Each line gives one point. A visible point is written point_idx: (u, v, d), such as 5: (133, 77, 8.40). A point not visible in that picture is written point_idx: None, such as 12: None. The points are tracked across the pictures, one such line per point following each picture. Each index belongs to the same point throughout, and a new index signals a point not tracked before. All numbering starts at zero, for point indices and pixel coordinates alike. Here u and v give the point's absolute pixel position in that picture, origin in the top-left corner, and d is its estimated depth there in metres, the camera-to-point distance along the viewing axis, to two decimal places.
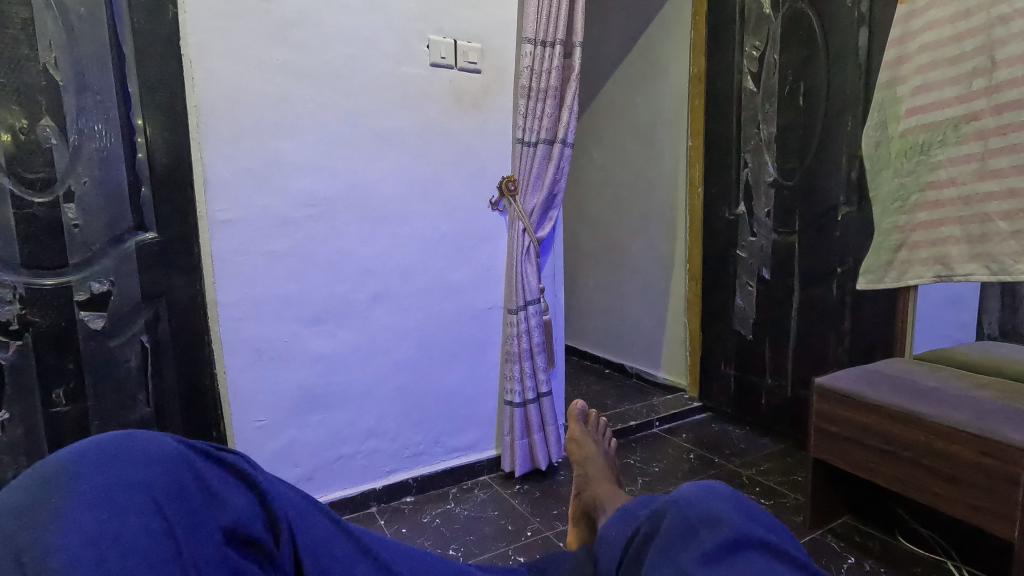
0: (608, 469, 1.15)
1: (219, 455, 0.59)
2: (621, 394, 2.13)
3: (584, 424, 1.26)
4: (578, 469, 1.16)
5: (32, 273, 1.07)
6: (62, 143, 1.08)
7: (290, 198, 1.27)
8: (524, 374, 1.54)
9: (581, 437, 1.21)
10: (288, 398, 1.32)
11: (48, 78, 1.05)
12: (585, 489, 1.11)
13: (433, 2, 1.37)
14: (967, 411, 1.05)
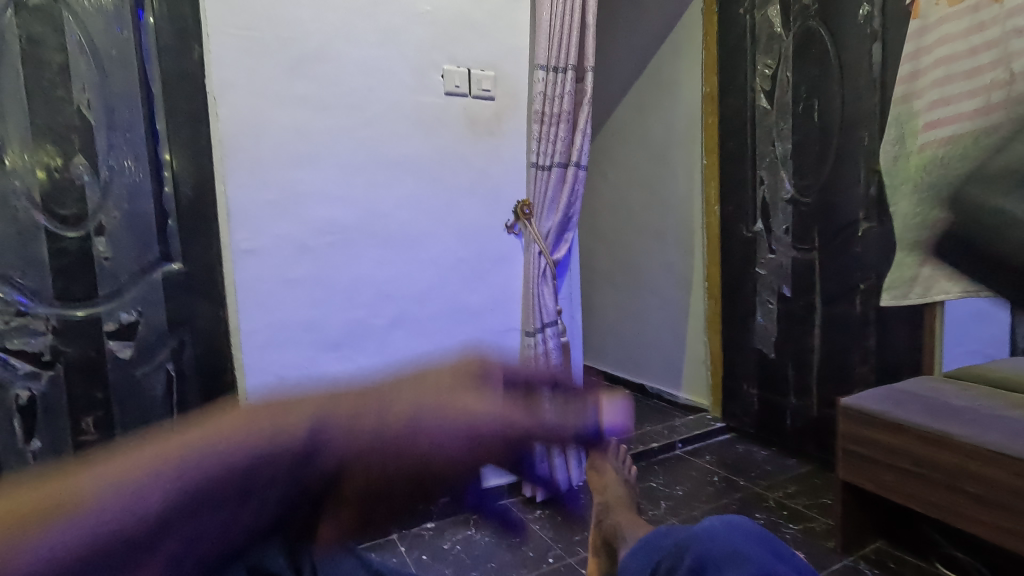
0: (627, 495, 1.14)
1: None
2: (642, 415, 2.10)
3: None
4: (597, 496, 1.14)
5: (64, 304, 1.11)
6: (94, 179, 1.12)
7: (310, 226, 1.30)
8: None
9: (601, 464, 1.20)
10: None
11: (81, 117, 1.10)
12: (604, 515, 1.09)
13: (447, 32, 1.40)
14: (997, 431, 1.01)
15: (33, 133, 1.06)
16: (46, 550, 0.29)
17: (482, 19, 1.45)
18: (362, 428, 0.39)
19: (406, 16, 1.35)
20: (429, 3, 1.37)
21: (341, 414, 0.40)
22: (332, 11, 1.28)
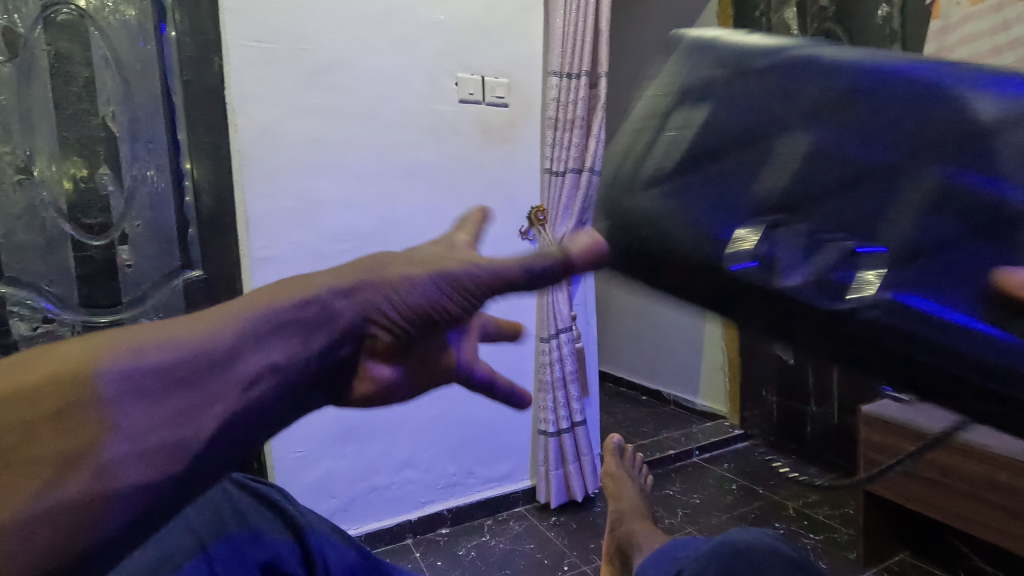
0: (643, 504, 1.12)
1: (255, 488, 0.61)
2: (658, 422, 2.08)
3: (620, 457, 1.22)
4: (611, 503, 1.12)
5: (89, 310, 1.15)
6: (118, 189, 1.15)
7: (326, 234, 1.32)
8: (558, 404, 1.52)
9: (617, 473, 1.18)
10: (324, 429, 1.31)
11: (106, 129, 1.13)
12: (618, 523, 1.08)
13: (461, 39, 1.41)
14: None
15: (61, 146, 1.10)
16: (149, 355, 0.27)
17: (496, 26, 1.45)
18: (372, 283, 0.37)
19: (420, 25, 1.36)
20: (443, 13, 1.38)
21: (345, 277, 0.37)
22: (348, 21, 1.29)
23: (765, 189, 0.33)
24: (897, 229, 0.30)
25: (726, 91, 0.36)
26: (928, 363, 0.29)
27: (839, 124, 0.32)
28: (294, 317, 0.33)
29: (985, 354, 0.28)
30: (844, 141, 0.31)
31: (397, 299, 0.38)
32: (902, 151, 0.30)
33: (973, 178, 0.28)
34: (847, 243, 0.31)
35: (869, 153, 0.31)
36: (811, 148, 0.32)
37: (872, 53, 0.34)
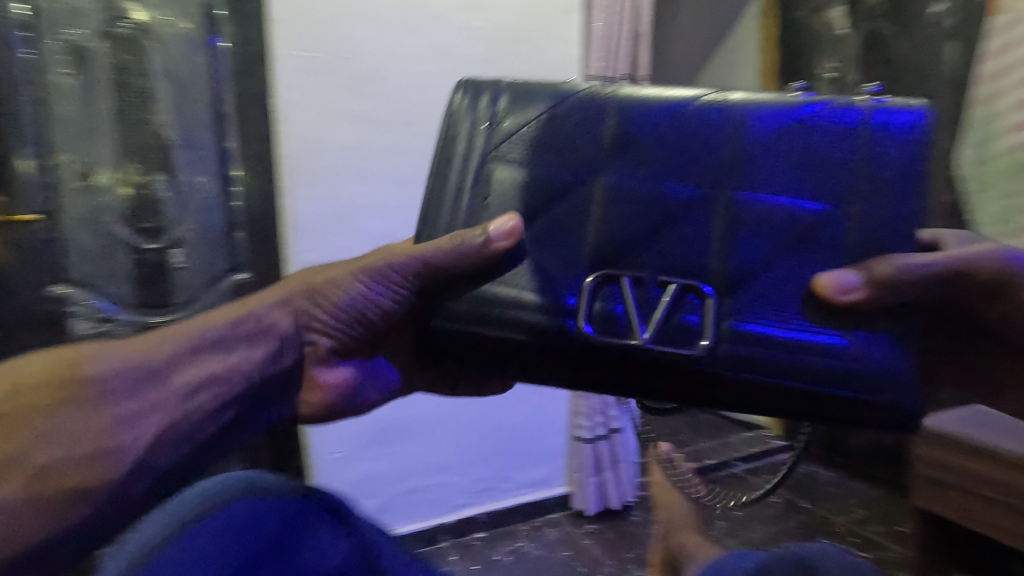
0: (692, 517, 1.10)
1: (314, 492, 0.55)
2: (696, 430, 2.05)
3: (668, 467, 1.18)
4: (660, 515, 1.10)
5: (143, 310, 1.21)
6: (170, 194, 1.20)
7: (366, 239, 1.36)
8: (595, 410, 1.50)
9: (665, 482, 1.14)
10: (362, 431, 1.33)
11: (160, 136, 1.18)
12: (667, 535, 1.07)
13: (501, 45, 1.42)
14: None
15: (119, 153, 1.15)
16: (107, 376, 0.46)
17: (535, 31, 1.45)
18: (297, 297, 0.63)
19: (461, 31, 1.37)
20: (482, 19, 1.39)
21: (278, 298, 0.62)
22: (389, 30, 1.31)
23: (623, 243, 0.58)
24: (722, 255, 0.56)
25: (551, 161, 0.61)
26: (792, 383, 0.53)
27: (654, 164, 0.58)
28: (218, 333, 0.55)
29: (827, 355, 0.53)
30: (664, 185, 0.57)
31: (331, 306, 0.63)
32: (703, 184, 0.56)
33: (756, 199, 0.55)
34: (676, 288, 0.56)
35: (679, 190, 0.57)
36: (649, 199, 0.58)
37: (655, 100, 0.59)
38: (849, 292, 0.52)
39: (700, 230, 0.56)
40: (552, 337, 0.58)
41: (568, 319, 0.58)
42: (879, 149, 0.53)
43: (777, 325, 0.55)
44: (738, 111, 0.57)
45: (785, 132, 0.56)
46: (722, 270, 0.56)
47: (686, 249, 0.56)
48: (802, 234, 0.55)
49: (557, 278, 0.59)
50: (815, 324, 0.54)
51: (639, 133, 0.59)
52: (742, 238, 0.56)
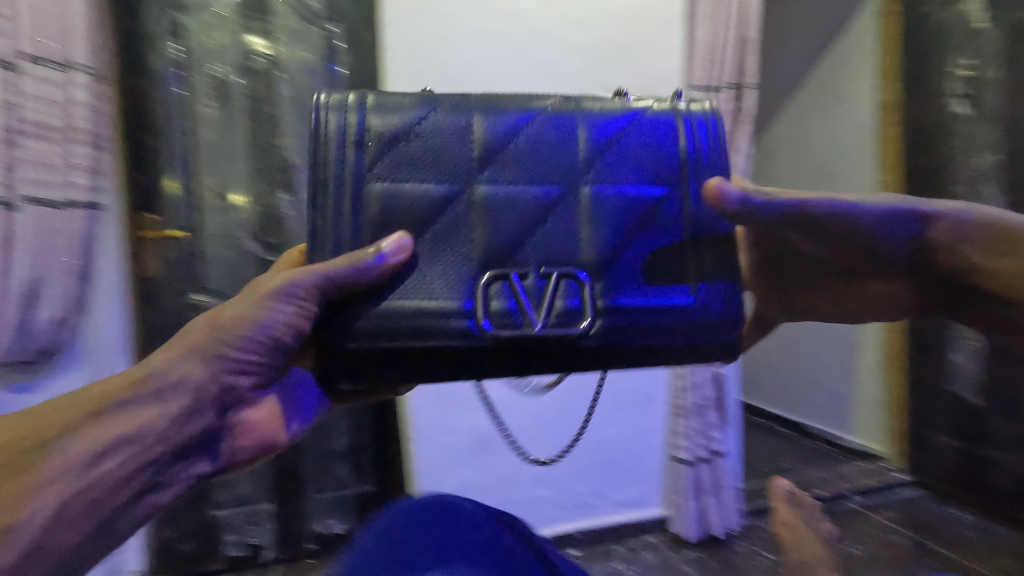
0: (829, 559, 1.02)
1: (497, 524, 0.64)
2: (804, 458, 1.94)
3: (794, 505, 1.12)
4: (795, 555, 1.02)
5: None
6: (292, 212, 1.30)
7: None
8: (696, 431, 1.44)
9: (795, 522, 1.07)
10: (461, 440, 1.37)
11: (284, 159, 1.29)
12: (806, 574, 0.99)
13: (600, 58, 1.42)
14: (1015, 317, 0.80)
15: (250, 175, 1.27)
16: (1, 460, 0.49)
17: (636, 43, 1.44)
18: (201, 344, 0.59)
19: (562, 47, 1.39)
20: (582, 34, 1.40)
21: (178, 352, 0.58)
22: (493, 49, 1.35)
23: (504, 242, 0.71)
24: (589, 241, 0.72)
25: (421, 171, 0.71)
26: (656, 339, 0.72)
27: (520, 168, 0.72)
28: (126, 396, 0.54)
29: (677, 312, 0.73)
30: (535, 188, 0.72)
31: (240, 342, 0.60)
32: (564, 182, 0.73)
33: (610, 192, 0.73)
34: (553, 279, 0.70)
35: (548, 192, 0.72)
36: (527, 197, 0.72)
37: (500, 113, 0.73)
38: (731, 200, 0.70)
39: (568, 224, 0.72)
40: (457, 336, 0.68)
41: (469, 320, 0.68)
42: (688, 149, 0.75)
43: (637, 297, 0.72)
44: (575, 124, 0.74)
45: (616, 140, 0.74)
46: (589, 252, 0.72)
47: (558, 229, 0.72)
48: (644, 210, 0.74)
49: (454, 282, 0.69)
50: (665, 295, 0.73)
51: (508, 141, 0.73)
52: (601, 224, 0.73)
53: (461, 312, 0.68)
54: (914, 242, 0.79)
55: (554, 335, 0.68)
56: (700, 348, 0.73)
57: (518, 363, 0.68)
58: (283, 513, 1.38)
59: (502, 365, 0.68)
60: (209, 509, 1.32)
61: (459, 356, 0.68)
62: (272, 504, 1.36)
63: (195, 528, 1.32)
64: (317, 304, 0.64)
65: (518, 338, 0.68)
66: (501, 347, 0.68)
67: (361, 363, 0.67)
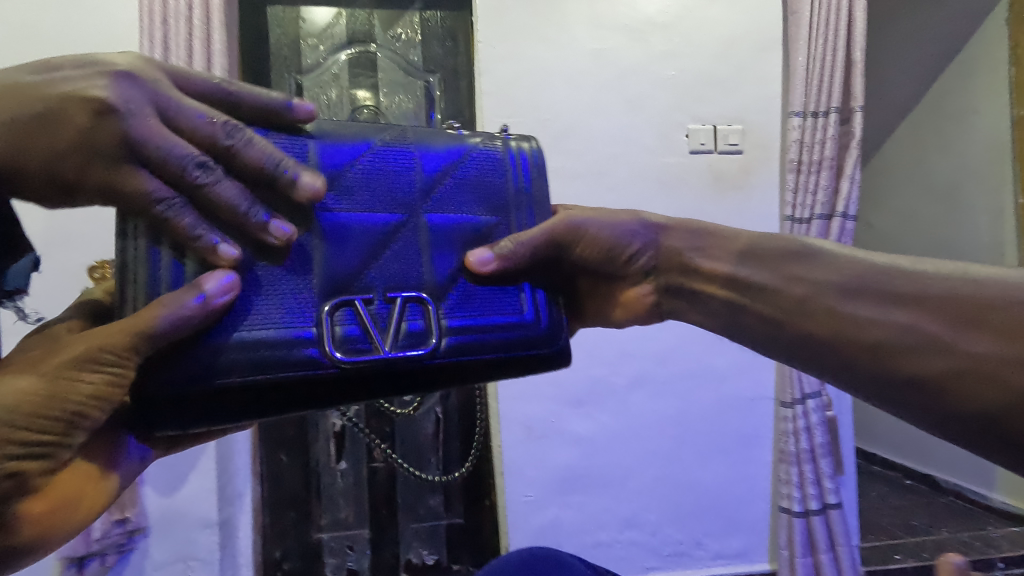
0: None
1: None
2: (937, 516, 1.73)
3: None
4: None
5: None
6: None
7: None
8: (806, 480, 1.33)
9: None
10: (552, 477, 1.35)
11: None
12: None
13: (692, 91, 1.41)
14: (875, 295, 0.48)
15: None
16: None
17: (731, 73, 1.42)
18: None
19: (654, 82, 1.39)
20: (674, 68, 1.40)
21: None
22: (583, 87, 1.37)
23: (345, 272, 0.52)
24: (430, 273, 0.56)
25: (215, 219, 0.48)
26: (494, 355, 0.56)
27: (366, 199, 0.54)
28: None
29: (510, 324, 0.57)
30: (367, 216, 0.54)
31: (43, 414, 0.41)
32: (402, 211, 0.56)
33: (446, 223, 0.57)
34: (400, 300, 0.53)
35: (384, 222, 0.55)
36: (360, 231, 0.53)
37: (336, 133, 0.54)
38: (490, 265, 0.57)
39: (412, 257, 0.55)
40: (296, 368, 0.49)
41: (310, 347, 0.49)
42: (517, 185, 0.61)
43: (464, 308, 0.56)
44: (410, 148, 0.57)
45: (445, 176, 0.58)
46: (435, 288, 0.56)
47: (400, 271, 0.55)
48: (473, 237, 0.58)
49: (287, 308, 0.50)
50: (497, 306, 0.58)
51: (336, 169, 0.53)
52: (437, 257, 0.56)
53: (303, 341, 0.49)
54: (654, 254, 0.65)
55: (411, 358, 0.52)
56: (533, 366, 0.58)
57: (369, 393, 0.51)
58: (378, 539, 1.42)
59: (354, 400, 0.51)
60: (313, 532, 1.40)
61: (299, 393, 0.49)
62: (369, 530, 1.42)
63: (299, 548, 1.40)
64: (136, 358, 0.43)
65: (364, 366, 0.50)
66: (358, 377, 0.51)
67: (186, 417, 0.46)
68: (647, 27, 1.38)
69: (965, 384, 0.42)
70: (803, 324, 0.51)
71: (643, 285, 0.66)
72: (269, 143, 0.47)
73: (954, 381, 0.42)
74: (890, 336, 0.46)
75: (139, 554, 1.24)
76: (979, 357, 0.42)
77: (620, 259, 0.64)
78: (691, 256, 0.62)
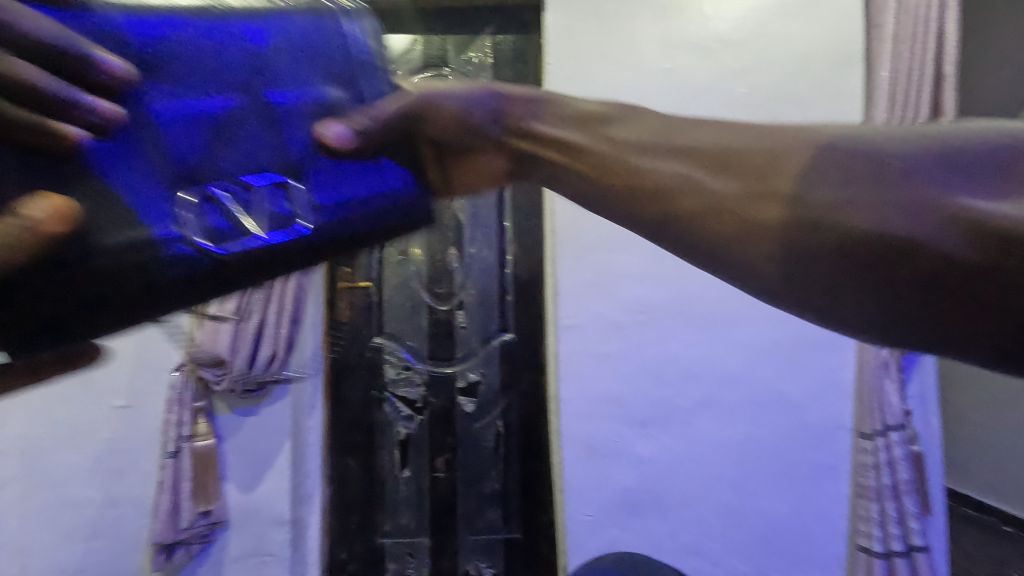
0: None
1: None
2: None
3: None
4: None
5: (436, 362, 1.46)
6: (459, 266, 1.45)
7: (623, 305, 1.34)
8: (888, 519, 1.22)
9: None
10: (612, 498, 1.33)
11: (455, 218, 1.45)
12: None
13: (764, 108, 1.38)
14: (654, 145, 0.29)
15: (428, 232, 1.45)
16: None
17: (807, 90, 1.37)
18: None
19: (724, 100, 1.37)
20: (747, 85, 1.37)
21: None
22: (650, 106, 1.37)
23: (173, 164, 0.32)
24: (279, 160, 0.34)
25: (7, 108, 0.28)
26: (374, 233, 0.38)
27: (177, 67, 0.32)
28: None
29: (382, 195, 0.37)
30: (189, 102, 0.33)
31: None
32: (230, 83, 0.34)
33: (293, 94, 0.35)
34: (257, 189, 0.34)
35: (215, 109, 0.33)
36: (172, 126, 0.32)
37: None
38: (346, 142, 0.35)
39: (259, 151, 0.34)
40: (144, 268, 0.31)
41: (179, 245, 0.32)
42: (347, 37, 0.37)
43: (330, 181, 0.36)
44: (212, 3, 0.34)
45: (267, 31, 0.35)
46: (291, 168, 0.35)
47: (236, 160, 0.34)
48: (325, 101, 0.35)
49: (121, 201, 0.31)
50: (364, 175, 0.37)
51: (145, 39, 0.31)
52: (288, 140, 0.35)
53: (158, 243, 0.32)
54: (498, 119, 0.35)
55: (279, 247, 0.34)
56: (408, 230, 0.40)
57: (235, 282, 0.34)
58: (438, 548, 1.45)
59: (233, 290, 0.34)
60: (376, 536, 1.45)
61: (164, 299, 0.32)
62: (429, 538, 1.45)
63: (362, 552, 1.44)
64: None
65: (219, 265, 0.33)
66: (208, 278, 0.33)
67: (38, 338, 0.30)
68: (718, 45, 1.37)
69: (790, 247, 0.24)
70: (580, 181, 0.31)
71: (495, 161, 0.36)
72: (56, 25, 0.28)
73: (770, 246, 0.25)
74: (682, 184, 0.27)
75: (219, 547, 1.34)
76: (800, 202, 0.24)
77: (470, 138, 0.36)
78: (536, 122, 0.34)
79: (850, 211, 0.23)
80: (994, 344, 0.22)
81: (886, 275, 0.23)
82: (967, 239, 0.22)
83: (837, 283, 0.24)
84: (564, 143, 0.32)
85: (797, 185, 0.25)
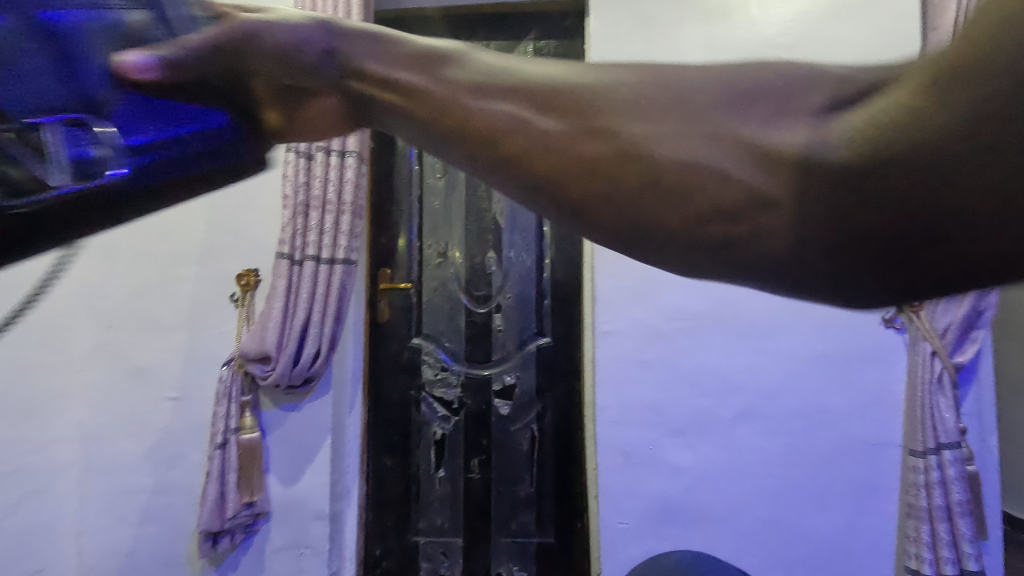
0: None
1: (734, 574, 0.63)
2: None
3: None
4: None
5: (472, 363, 1.47)
6: (498, 269, 1.46)
7: (664, 312, 1.33)
8: (940, 541, 1.17)
9: None
10: (648, 507, 1.31)
11: (494, 221, 1.47)
12: None
13: None
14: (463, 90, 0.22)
15: (467, 235, 1.47)
16: None
17: None
18: None
19: None
20: None
21: None
22: None
23: None
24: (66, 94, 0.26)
25: None
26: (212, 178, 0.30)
27: None
28: None
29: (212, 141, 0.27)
30: None
31: None
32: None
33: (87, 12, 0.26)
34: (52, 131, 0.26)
35: None
36: None
37: None
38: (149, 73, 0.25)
39: (46, 89, 0.26)
40: None
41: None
42: None
43: (144, 116, 0.27)
44: None
45: None
46: (89, 104, 0.26)
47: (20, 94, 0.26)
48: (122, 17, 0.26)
49: None
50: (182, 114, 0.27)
51: None
52: (78, 73, 0.26)
53: None
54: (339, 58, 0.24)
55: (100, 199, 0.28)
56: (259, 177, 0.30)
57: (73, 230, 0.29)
58: (472, 549, 1.46)
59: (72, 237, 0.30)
60: (411, 534, 1.47)
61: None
62: (463, 539, 1.46)
63: (398, 549, 1.47)
64: None
65: (32, 212, 0.28)
66: (30, 224, 0.28)
67: None
68: (765, 50, 1.35)
69: (635, 191, 0.20)
70: (416, 130, 0.23)
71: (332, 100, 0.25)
72: None
73: (608, 199, 0.20)
74: (508, 129, 0.21)
75: (261, 537, 1.36)
76: (633, 145, 0.20)
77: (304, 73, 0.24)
78: (377, 64, 0.23)
79: (691, 152, 0.19)
80: (855, 280, 0.20)
81: (736, 222, 0.19)
82: (809, 175, 0.19)
83: (690, 236, 0.20)
84: (403, 88, 0.23)
85: (632, 121, 0.20)
